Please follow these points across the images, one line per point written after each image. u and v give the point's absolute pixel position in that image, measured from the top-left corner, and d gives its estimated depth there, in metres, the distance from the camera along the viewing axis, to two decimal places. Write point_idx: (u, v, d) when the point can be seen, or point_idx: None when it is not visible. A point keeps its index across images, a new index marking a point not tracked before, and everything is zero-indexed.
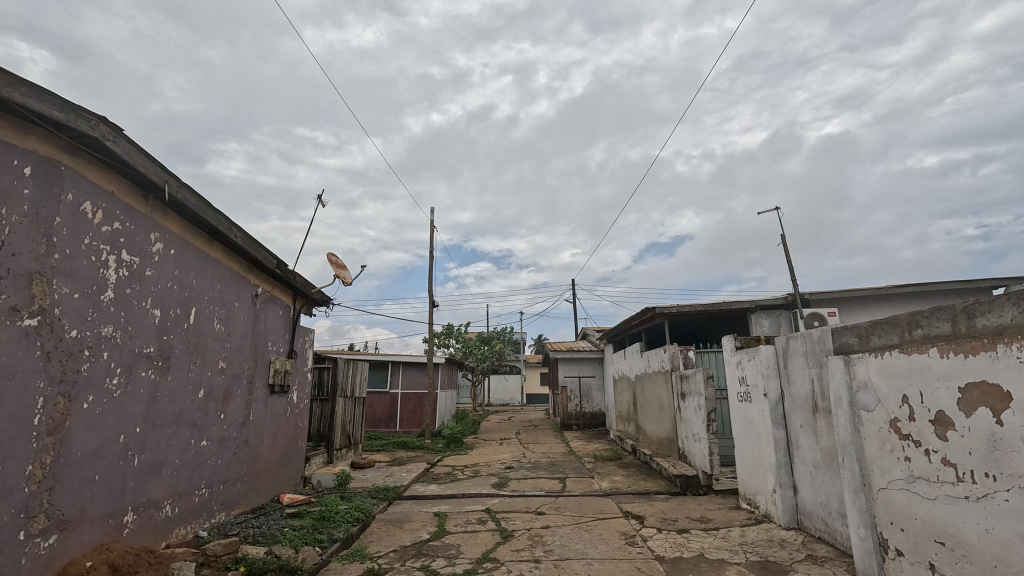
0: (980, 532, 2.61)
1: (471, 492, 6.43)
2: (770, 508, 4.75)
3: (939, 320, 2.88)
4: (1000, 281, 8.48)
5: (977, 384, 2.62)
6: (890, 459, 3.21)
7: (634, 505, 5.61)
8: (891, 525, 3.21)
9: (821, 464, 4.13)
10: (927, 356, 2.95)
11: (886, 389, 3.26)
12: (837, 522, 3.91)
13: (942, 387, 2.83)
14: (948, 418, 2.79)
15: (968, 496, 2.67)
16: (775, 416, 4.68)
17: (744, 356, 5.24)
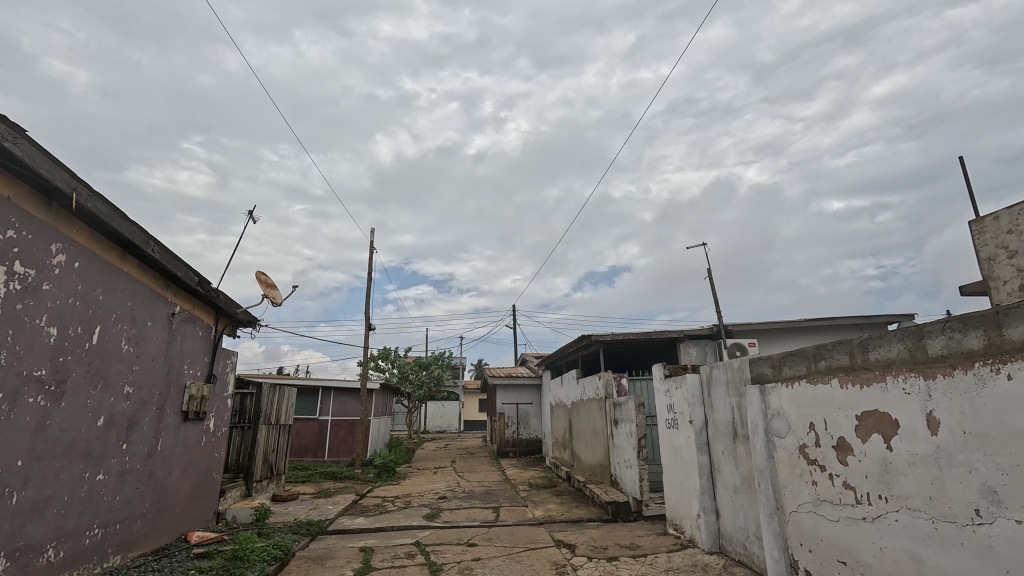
0: (875, 551, 2.81)
1: (401, 524, 6.18)
2: (694, 533, 4.90)
3: (840, 353, 3.17)
4: (894, 317, 9.38)
5: (870, 413, 2.88)
6: (800, 483, 3.43)
7: (566, 533, 5.61)
8: (801, 547, 3.41)
9: (740, 489, 4.32)
10: (829, 386, 3.21)
11: (795, 416, 3.51)
12: (754, 545, 4.08)
13: (842, 415, 3.08)
14: (848, 444, 3.04)
15: (865, 517, 2.90)
16: (700, 442, 4.88)
17: (672, 384, 5.47)
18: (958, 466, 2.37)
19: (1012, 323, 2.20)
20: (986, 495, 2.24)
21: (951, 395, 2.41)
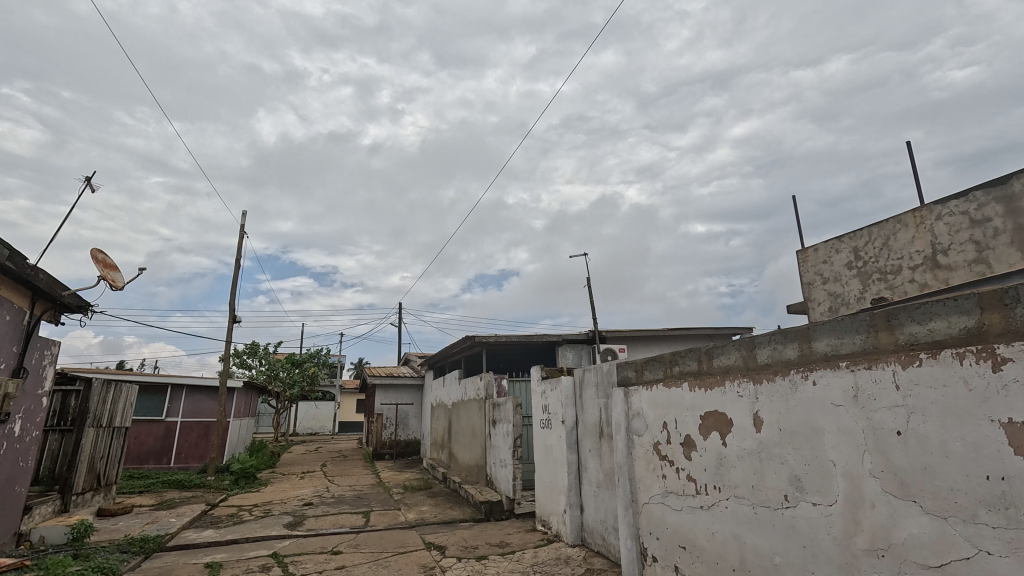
0: (709, 535, 3.18)
1: (257, 535, 5.67)
2: (560, 527, 5.16)
3: (690, 359, 3.54)
4: (737, 330, 10.74)
5: (712, 413, 3.25)
6: (652, 477, 3.78)
7: (438, 535, 5.57)
8: (650, 535, 3.75)
9: (602, 484, 4.63)
10: (681, 389, 3.57)
11: (652, 416, 3.86)
12: (611, 536, 4.40)
13: (689, 415, 3.45)
14: (692, 440, 3.40)
15: (702, 506, 3.27)
16: (570, 441, 5.15)
17: (548, 386, 5.70)
18: (774, 458, 2.77)
19: (818, 337, 2.61)
20: (793, 482, 2.65)
21: (772, 397, 2.82)
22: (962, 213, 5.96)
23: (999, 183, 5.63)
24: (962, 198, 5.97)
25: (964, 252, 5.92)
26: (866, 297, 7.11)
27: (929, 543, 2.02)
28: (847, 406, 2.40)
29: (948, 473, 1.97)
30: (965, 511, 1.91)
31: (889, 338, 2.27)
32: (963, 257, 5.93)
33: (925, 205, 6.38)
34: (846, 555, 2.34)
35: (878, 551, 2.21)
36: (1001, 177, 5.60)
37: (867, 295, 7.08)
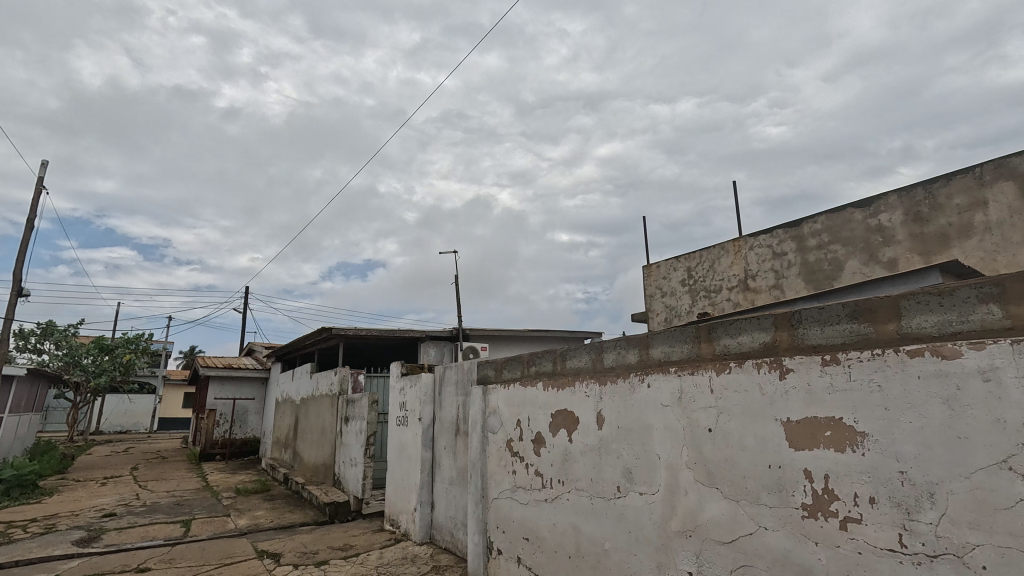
0: (550, 526, 3.39)
1: (33, 557, 4.65)
2: (409, 526, 5.09)
3: (546, 360, 3.73)
4: (589, 334, 11.63)
5: (561, 411, 3.47)
6: (503, 473, 3.92)
7: (273, 542, 5.13)
8: (496, 529, 3.89)
9: (454, 481, 4.67)
10: (536, 388, 3.75)
11: (507, 414, 4.00)
12: (460, 532, 4.46)
13: (541, 413, 3.64)
14: (542, 437, 3.60)
15: (546, 499, 3.47)
16: (425, 439, 5.10)
17: (406, 382, 5.59)
18: (611, 453, 3.05)
19: (655, 344, 2.93)
20: (625, 474, 2.94)
21: (614, 397, 3.09)
22: (767, 246, 7.20)
23: (794, 224, 6.90)
24: (769, 233, 7.21)
25: (766, 278, 7.16)
26: (694, 310, 8.22)
27: (725, 523, 2.38)
28: (673, 406, 2.73)
29: (743, 463, 2.35)
30: (752, 495, 2.29)
31: (709, 348, 2.63)
32: (765, 282, 7.16)
33: (743, 236, 7.57)
34: (662, 537, 2.66)
35: (687, 532, 2.54)
36: (796, 220, 6.87)
37: (695, 309, 8.18)
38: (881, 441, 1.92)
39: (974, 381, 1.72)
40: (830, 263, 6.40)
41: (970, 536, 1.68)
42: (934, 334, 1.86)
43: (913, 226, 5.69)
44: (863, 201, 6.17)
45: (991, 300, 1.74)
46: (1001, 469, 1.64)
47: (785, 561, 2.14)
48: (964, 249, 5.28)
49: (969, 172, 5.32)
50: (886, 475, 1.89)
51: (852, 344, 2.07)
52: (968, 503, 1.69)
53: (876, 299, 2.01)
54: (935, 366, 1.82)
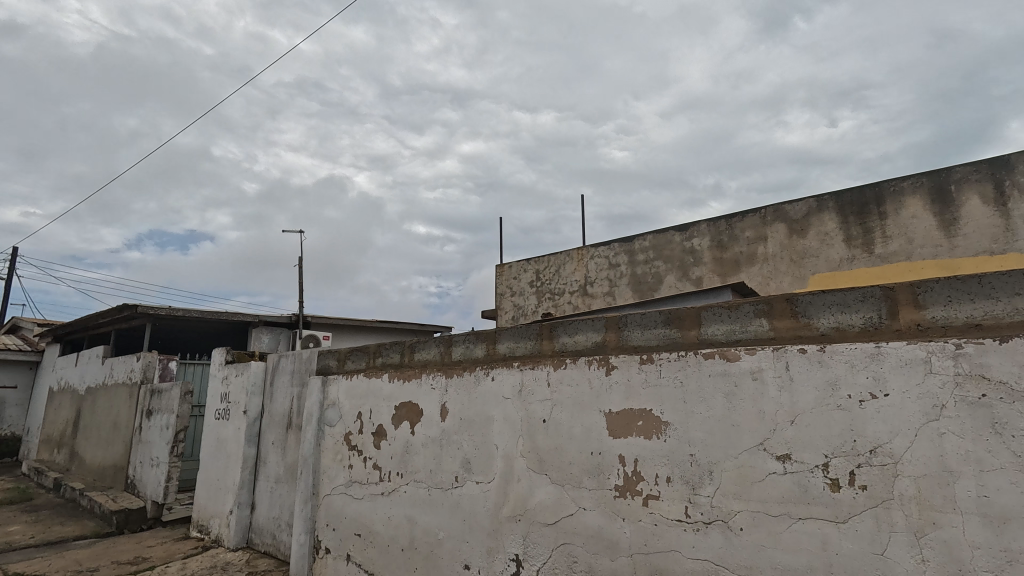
0: (385, 520, 3.34)
1: None
2: (222, 531, 4.56)
3: (394, 351, 3.65)
4: (440, 328, 11.64)
5: (405, 403, 3.44)
6: (338, 468, 3.75)
7: (33, 562, 4.18)
8: (326, 526, 3.72)
9: (281, 479, 4.31)
10: (380, 380, 3.65)
11: (347, 406, 3.83)
12: (283, 533, 4.13)
13: (384, 405, 3.56)
14: (383, 430, 3.52)
15: (383, 493, 3.41)
16: (249, 433, 4.62)
17: (231, 371, 5.01)
18: (452, 444, 3.10)
19: (501, 340, 3.06)
20: (463, 465, 3.02)
21: (459, 390, 3.16)
22: (605, 257, 7.99)
23: (628, 240, 7.78)
24: (607, 246, 8.01)
25: (602, 286, 7.95)
26: (539, 310, 8.76)
27: (550, 506, 2.59)
28: (514, 398, 2.88)
29: (570, 451, 2.58)
30: (576, 479, 2.53)
31: (549, 345, 2.83)
32: (601, 289, 7.95)
33: (586, 246, 8.29)
34: (494, 523, 2.79)
35: (517, 517, 2.71)
36: (630, 236, 7.75)
37: (539, 309, 8.73)
38: (679, 429, 2.27)
39: (747, 380, 2.14)
40: (653, 277, 7.36)
41: (734, 505, 2.07)
42: (723, 340, 2.26)
43: (716, 251, 6.82)
44: (681, 226, 7.20)
45: (763, 315, 2.18)
46: (759, 450, 2.06)
47: (598, 536, 2.40)
48: (749, 274, 6.49)
49: (757, 212, 6.55)
50: (680, 457, 2.24)
51: (664, 346, 2.41)
52: (735, 478, 2.09)
53: (685, 309, 2.37)
54: (722, 367, 2.21)
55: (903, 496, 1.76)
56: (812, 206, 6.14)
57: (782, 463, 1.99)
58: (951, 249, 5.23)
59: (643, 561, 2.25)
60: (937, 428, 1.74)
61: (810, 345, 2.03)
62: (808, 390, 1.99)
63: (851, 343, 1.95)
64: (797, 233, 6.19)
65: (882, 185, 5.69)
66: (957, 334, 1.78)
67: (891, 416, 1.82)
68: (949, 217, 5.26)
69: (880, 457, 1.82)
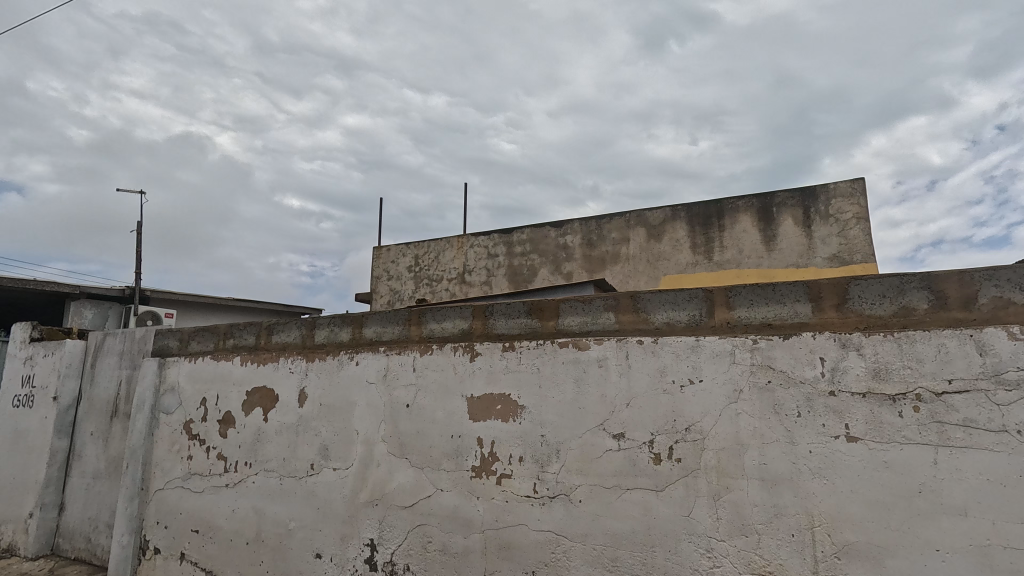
0: (228, 513, 3.10)
1: None
2: (17, 538, 3.86)
3: (248, 333, 3.37)
4: (308, 310, 10.93)
5: (258, 388, 3.21)
6: (174, 460, 3.39)
7: None
8: (157, 525, 3.35)
9: (101, 475, 3.76)
10: (231, 363, 3.36)
11: (189, 391, 3.46)
12: (100, 536, 3.62)
13: (234, 390, 3.28)
14: (231, 417, 3.25)
15: (227, 484, 3.16)
16: (60, 424, 3.96)
17: (38, 351, 4.22)
18: (308, 430, 2.97)
19: (368, 324, 2.99)
20: (320, 452, 2.91)
21: (320, 375, 3.03)
22: (485, 246, 8.14)
23: (506, 232, 8.01)
24: (486, 236, 8.17)
25: (480, 275, 8.10)
26: (415, 296, 8.66)
27: (409, 489, 2.62)
28: (378, 384, 2.84)
29: (431, 435, 2.63)
30: (435, 462, 2.59)
31: (417, 330, 2.84)
32: (479, 278, 8.09)
33: (466, 234, 8.37)
34: (350, 509, 2.74)
35: (374, 502, 2.69)
36: (509, 228, 7.98)
37: (416, 295, 8.63)
38: (533, 412, 2.43)
39: (594, 367, 2.36)
40: (528, 269, 7.69)
41: (575, 480, 2.29)
42: (576, 331, 2.46)
43: (585, 249, 7.32)
44: (557, 222, 7.60)
45: (611, 310, 2.41)
46: (599, 429, 2.29)
47: (453, 515, 2.49)
48: (612, 271, 7.08)
49: (623, 216, 7.15)
50: (533, 438, 2.41)
51: (525, 335, 2.56)
52: (578, 455, 2.30)
53: (545, 301, 2.53)
54: (574, 355, 2.41)
55: (707, 466, 2.09)
56: (668, 215, 6.86)
57: (617, 441, 2.25)
58: (769, 261, 6.22)
59: (493, 536, 2.39)
60: (736, 408, 2.09)
61: (646, 338, 2.30)
62: (643, 377, 2.26)
63: (679, 337, 2.25)
64: (654, 238, 6.89)
65: (723, 202, 6.56)
66: (755, 331, 2.15)
67: (703, 399, 2.15)
68: (770, 233, 6.25)
69: (692, 434, 2.14)
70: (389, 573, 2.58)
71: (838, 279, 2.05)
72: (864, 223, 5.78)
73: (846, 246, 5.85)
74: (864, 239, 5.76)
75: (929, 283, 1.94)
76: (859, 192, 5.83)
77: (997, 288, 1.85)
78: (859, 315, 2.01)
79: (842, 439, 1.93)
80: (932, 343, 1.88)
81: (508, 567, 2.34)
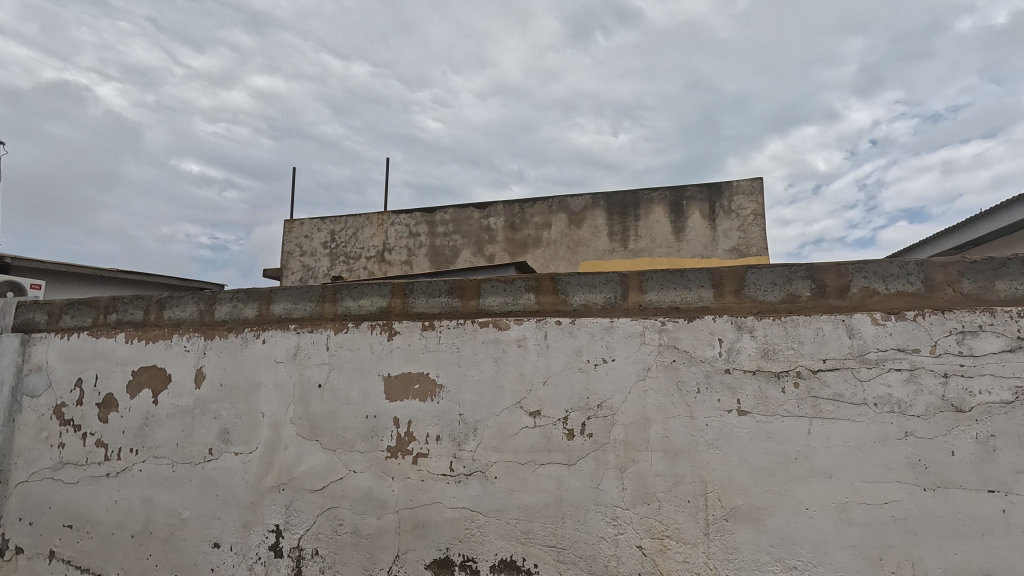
0: (109, 504, 2.81)
1: None
2: None
3: (134, 308, 3.03)
4: (207, 285, 10.04)
5: (147, 368, 2.91)
6: (42, 448, 3.00)
7: None
8: (19, 521, 2.97)
9: None
10: (113, 340, 3.01)
11: (61, 372, 3.06)
12: None
13: (117, 370, 2.95)
14: (113, 400, 2.93)
15: (108, 473, 2.85)
16: None
17: None
18: (206, 413, 2.75)
19: (277, 300, 2.80)
20: (219, 435, 2.71)
21: (221, 353, 2.80)
22: (406, 225, 7.93)
23: (429, 211, 7.84)
24: (408, 214, 7.95)
25: (400, 254, 7.88)
26: (330, 274, 8.26)
27: (319, 471, 2.52)
28: (286, 363, 2.69)
29: (344, 416, 2.54)
30: (348, 443, 2.50)
31: (332, 308, 2.71)
32: (399, 257, 7.87)
33: (387, 211, 8.08)
34: (253, 495, 2.59)
35: (281, 486, 2.56)
36: (432, 207, 7.82)
37: (331, 272, 8.23)
38: (452, 391, 2.42)
39: (513, 347, 2.39)
40: (450, 250, 7.60)
41: (492, 457, 2.32)
42: (497, 311, 2.47)
43: (508, 232, 7.36)
44: (480, 204, 7.56)
45: (531, 290, 2.45)
46: (516, 407, 2.34)
47: (366, 496, 2.43)
48: (534, 255, 7.20)
49: (545, 201, 7.26)
50: (450, 417, 2.40)
51: (445, 314, 2.53)
52: (495, 433, 2.33)
53: (467, 281, 2.52)
54: (494, 335, 2.43)
55: (616, 440, 2.21)
56: (588, 202, 7.07)
57: (533, 418, 2.31)
58: (678, 251, 6.63)
59: (408, 516, 2.37)
60: (643, 386, 2.22)
61: (564, 319, 2.37)
62: (560, 356, 2.33)
63: (595, 318, 2.34)
64: (575, 224, 7.08)
65: (639, 193, 6.88)
66: (664, 314, 2.28)
67: (615, 377, 2.26)
68: (680, 225, 6.65)
69: (604, 410, 2.24)
70: (296, 558, 2.48)
71: (737, 267, 2.23)
72: (760, 220, 6.33)
73: (744, 239, 6.38)
74: (759, 234, 6.31)
75: (812, 273, 2.16)
76: (757, 190, 6.36)
77: (866, 279, 2.10)
78: (754, 301, 2.20)
79: (734, 413, 2.11)
80: (812, 326, 2.10)
81: (422, 545, 2.33)
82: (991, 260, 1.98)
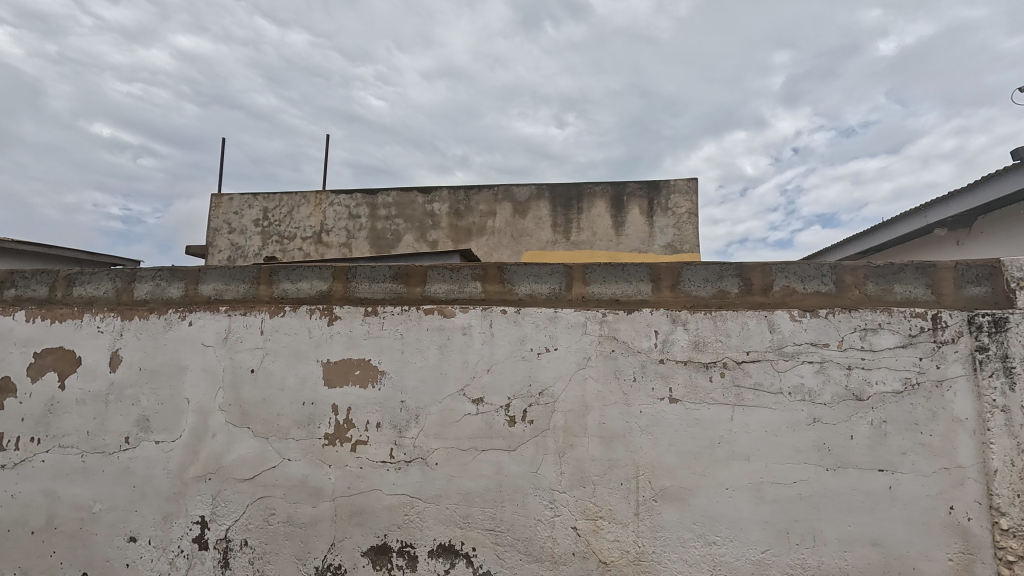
0: (4, 499, 2.55)
1: None
2: None
3: (37, 283, 2.75)
4: (119, 261, 9.19)
5: (52, 350, 2.65)
6: None
7: None
8: None
9: None
10: (11, 319, 2.71)
11: None
12: None
13: (16, 351, 2.67)
14: (11, 384, 2.65)
15: (4, 465, 2.59)
16: None
17: None
18: (123, 399, 2.55)
19: (206, 280, 2.64)
20: (138, 423, 2.53)
21: (140, 335, 2.60)
22: (346, 206, 7.65)
23: (371, 192, 7.61)
24: (348, 194, 7.67)
25: (339, 236, 7.60)
26: (262, 254, 7.83)
27: (250, 459, 2.42)
28: (216, 346, 2.54)
29: (279, 402, 2.44)
30: (282, 431, 2.42)
31: (267, 290, 2.58)
32: (338, 239, 7.59)
33: (325, 191, 7.75)
34: (176, 485, 2.45)
35: (207, 475, 2.44)
36: (374, 190, 7.58)
37: (263, 252, 7.80)
38: (394, 378, 2.40)
39: (458, 334, 2.40)
40: (392, 234, 7.42)
41: (433, 443, 2.32)
42: (442, 298, 2.46)
43: (452, 218, 7.30)
44: (424, 188, 7.43)
45: (478, 279, 2.46)
46: (459, 394, 2.35)
47: (301, 485, 2.37)
48: (477, 243, 7.18)
49: (491, 189, 7.26)
50: (392, 404, 2.38)
51: (388, 299, 2.49)
52: (437, 419, 2.34)
53: (413, 267, 2.49)
54: (438, 322, 2.42)
55: (556, 426, 2.28)
56: (533, 192, 7.14)
57: (476, 406, 2.33)
58: (617, 245, 6.84)
59: (345, 503, 2.33)
60: (583, 374, 2.30)
61: (509, 308, 2.40)
62: (504, 344, 2.36)
63: (540, 308, 2.38)
64: (519, 214, 7.13)
65: (582, 187, 7.03)
66: (605, 306, 2.36)
67: (556, 366, 2.32)
68: (620, 220, 6.87)
69: (545, 398, 2.30)
70: (223, 550, 2.38)
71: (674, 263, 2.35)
72: (693, 219, 6.67)
73: (678, 236, 6.69)
74: (692, 231, 6.65)
75: (741, 272, 2.32)
76: (693, 190, 6.69)
77: (787, 278, 2.28)
78: (687, 296, 2.33)
79: (666, 401, 2.24)
80: (738, 321, 2.26)
81: (359, 533, 2.31)
82: (892, 265, 2.21)
